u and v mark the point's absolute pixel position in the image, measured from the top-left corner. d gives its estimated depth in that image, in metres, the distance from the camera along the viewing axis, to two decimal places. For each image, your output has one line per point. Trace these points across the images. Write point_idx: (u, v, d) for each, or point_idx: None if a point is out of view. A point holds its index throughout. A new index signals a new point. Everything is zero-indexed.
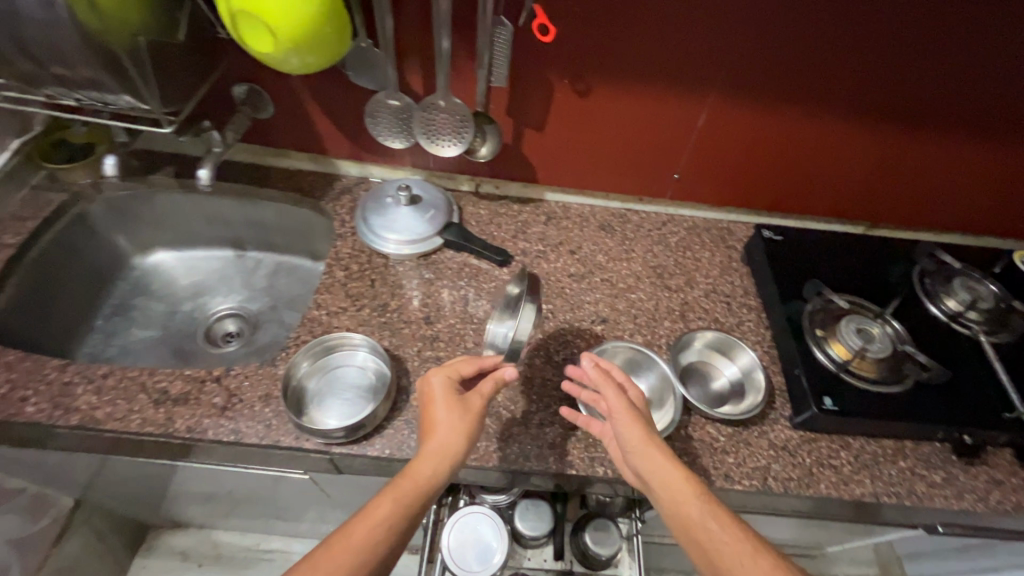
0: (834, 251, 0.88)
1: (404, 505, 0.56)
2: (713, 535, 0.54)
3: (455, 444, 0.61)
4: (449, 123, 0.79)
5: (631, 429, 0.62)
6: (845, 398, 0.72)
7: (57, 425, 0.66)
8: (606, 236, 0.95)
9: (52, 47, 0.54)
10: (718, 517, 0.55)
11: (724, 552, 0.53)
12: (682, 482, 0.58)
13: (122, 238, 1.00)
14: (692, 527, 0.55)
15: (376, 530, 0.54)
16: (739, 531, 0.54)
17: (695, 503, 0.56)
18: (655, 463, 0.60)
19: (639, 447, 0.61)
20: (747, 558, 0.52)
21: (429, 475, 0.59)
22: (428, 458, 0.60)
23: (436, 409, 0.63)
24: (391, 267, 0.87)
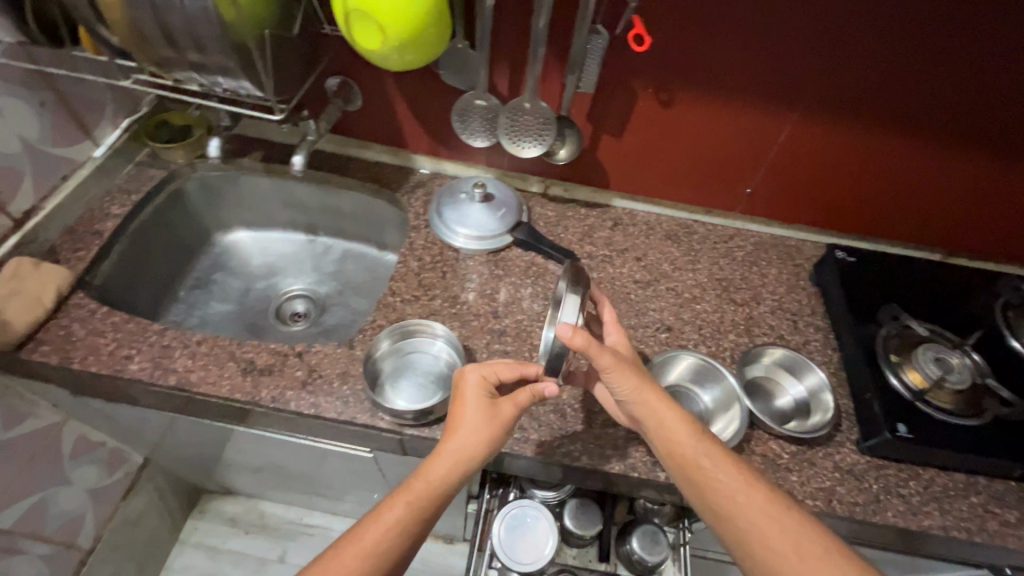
0: (910, 277, 0.86)
1: (422, 505, 0.57)
2: (709, 474, 0.59)
3: (472, 456, 0.60)
4: (532, 125, 0.81)
5: (624, 377, 0.62)
6: (919, 427, 0.70)
7: (157, 384, 0.72)
8: (672, 245, 0.96)
9: (192, 35, 0.59)
10: (711, 456, 0.60)
11: (720, 490, 0.58)
12: (677, 422, 0.62)
13: (209, 216, 1.06)
14: (688, 466, 0.60)
15: (389, 533, 0.56)
16: (733, 469, 0.59)
17: (691, 443, 0.61)
18: (653, 407, 0.62)
19: (636, 391, 0.63)
20: (742, 494, 0.57)
21: (442, 477, 0.58)
22: (446, 463, 0.59)
23: (463, 409, 0.62)
24: (462, 261, 0.90)
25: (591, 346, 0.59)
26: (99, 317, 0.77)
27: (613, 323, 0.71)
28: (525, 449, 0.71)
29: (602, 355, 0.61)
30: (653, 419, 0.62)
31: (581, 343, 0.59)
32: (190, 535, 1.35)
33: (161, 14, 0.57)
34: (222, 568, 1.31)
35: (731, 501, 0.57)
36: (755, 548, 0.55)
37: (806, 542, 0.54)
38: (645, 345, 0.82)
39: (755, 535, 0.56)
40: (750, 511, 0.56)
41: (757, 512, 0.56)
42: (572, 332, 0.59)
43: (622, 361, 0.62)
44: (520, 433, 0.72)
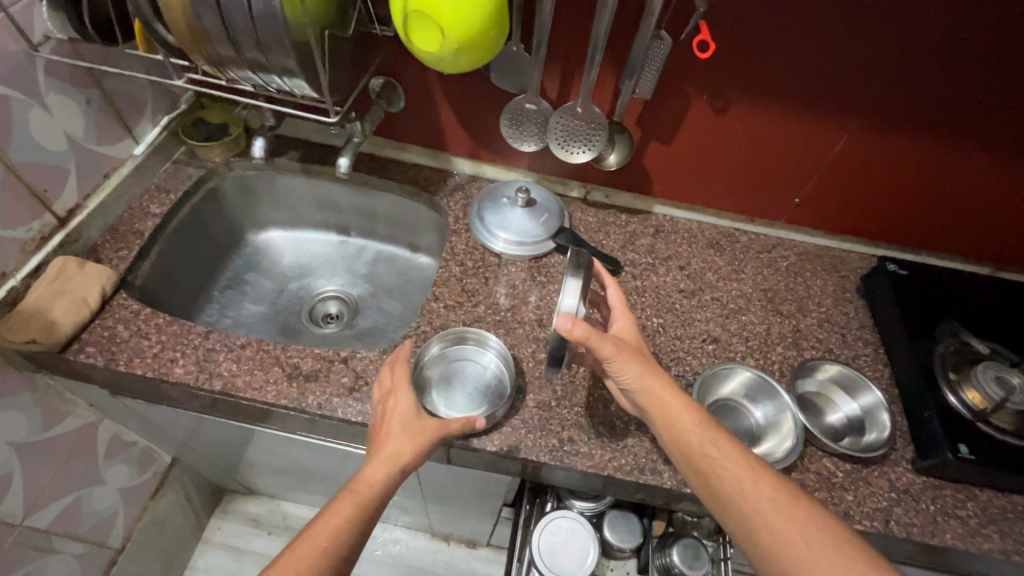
0: (964, 291, 0.84)
1: (366, 505, 0.57)
2: (714, 461, 0.57)
3: (406, 459, 0.61)
4: (582, 130, 0.80)
5: (625, 364, 0.60)
6: (981, 447, 0.68)
7: (202, 388, 0.71)
8: (715, 254, 0.94)
9: (254, 35, 0.58)
10: (716, 443, 0.58)
11: (725, 478, 0.56)
12: (681, 408, 0.59)
13: (244, 215, 1.05)
14: (694, 455, 0.57)
15: (336, 535, 0.55)
16: (739, 457, 0.57)
17: (696, 430, 0.58)
18: (657, 395, 0.60)
19: (640, 379, 0.60)
20: (748, 481, 0.55)
21: (379, 479, 0.59)
22: (381, 469, 0.60)
23: (394, 416, 0.64)
24: (503, 267, 0.89)
25: (591, 337, 0.57)
26: (143, 318, 0.76)
27: (621, 307, 0.68)
28: (574, 461, 0.69)
29: (601, 345, 0.59)
30: (657, 406, 0.60)
31: (580, 335, 0.57)
32: (214, 535, 1.34)
33: (227, 13, 0.56)
34: (245, 569, 1.30)
35: (737, 488, 0.55)
36: (761, 538, 0.53)
37: (813, 534, 0.52)
38: (693, 357, 0.80)
39: (762, 522, 0.53)
40: (755, 498, 0.54)
41: (764, 501, 0.54)
42: (570, 324, 0.56)
43: (623, 348, 0.60)
44: (570, 445, 0.71)
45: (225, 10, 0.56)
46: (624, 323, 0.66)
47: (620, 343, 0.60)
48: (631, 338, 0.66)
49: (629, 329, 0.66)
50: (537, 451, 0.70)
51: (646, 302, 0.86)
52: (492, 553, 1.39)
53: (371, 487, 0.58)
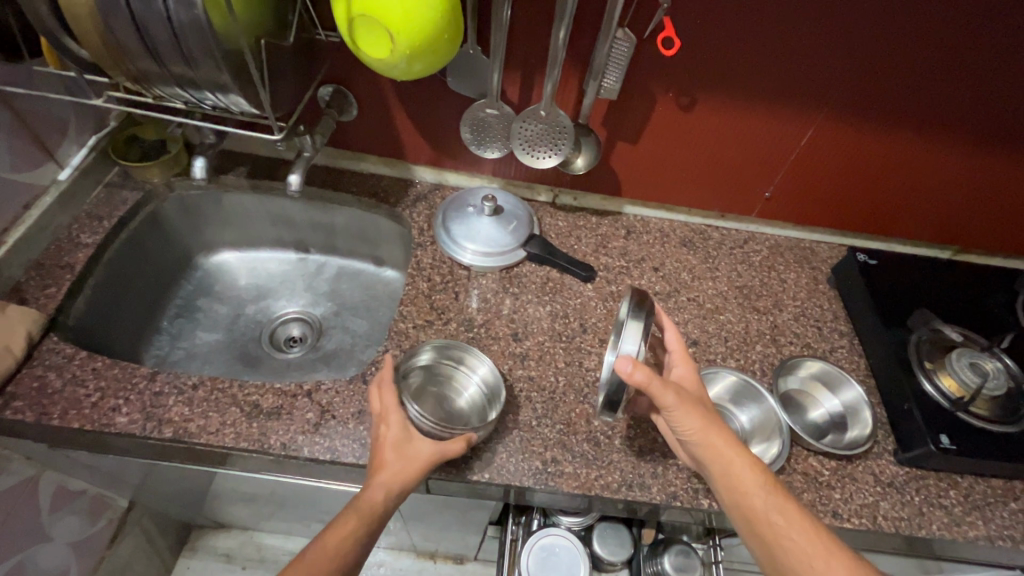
0: (932, 277, 0.85)
1: (367, 527, 0.56)
2: (780, 531, 0.54)
3: (403, 480, 0.58)
4: (547, 134, 0.77)
5: (688, 416, 0.58)
6: (960, 436, 0.69)
7: (150, 437, 0.65)
8: (688, 253, 0.92)
9: (178, 49, 0.52)
10: (781, 510, 0.55)
11: (790, 550, 0.53)
12: (746, 471, 0.57)
13: (189, 238, 0.97)
14: (756, 520, 0.55)
15: (334, 559, 0.54)
16: (807, 526, 0.54)
17: (759, 493, 0.56)
18: (720, 450, 0.58)
19: (699, 434, 0.58)
20: (818, 560, 0.52)
21: (377, 502, 0.57)
22: (378, 489, 0.57)
23: (388, 432, 0.60)
24: (474, 280, 0.85)
25: (653, 383, 0.56)
26: (79, 364, 0.69)
27: (680, 352, 0.65)
28: (560, 483, 0.66)
29: (663, 395, 0.57)
30: (719, 465, 0.58)
31: (642, 380, 0.55)
32: None
33: (143, 24, 0.50)
34: None
35: (805, 564, 0.52)
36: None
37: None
38: None
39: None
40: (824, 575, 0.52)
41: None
42: (632, 368, 0.55)
43: (685, 399, 0.58)
44: (554, 466, 0.68)
45: (142, 20, 0.50)
46: (685, 370, 0.63)
47: (683, 393, 0.58)
48: (693, 387, 0.63)
49: (690, 379, 0.63)
50: (520, 476, 0.66)
51: None
52: (478, 566, 1.35)
53: (370, 508, 0.56)
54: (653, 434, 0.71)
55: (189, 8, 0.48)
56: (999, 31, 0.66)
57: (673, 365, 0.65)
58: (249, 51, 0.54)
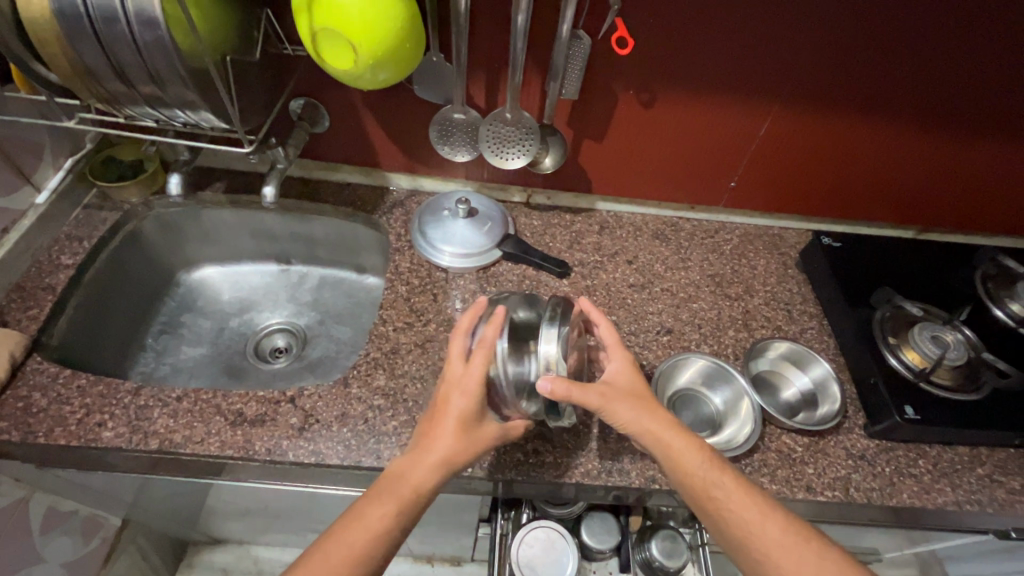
0: (894, 257, 0.88)
1: (411, 508, 0.55)
2: (722, 503, 0.57)
3: (461, 460, 0.58)
4: (514, 136, 0.79)
5: (618, 409, 0.60)
6: (925, 406, 0.71)
7: (137, 450, 0.66)
8: (661, 245, 0.95)
9: (145, 70, 0.54)
10: (721, 484, 0.58)
11: (730, 519, 0.56)
12: (684, 450, 0.59)
13: (171, 255, 0.98)
14: (698, 495, 0.58)
15: (371, 545, 0.53)
16: (745, 496, 0.57)
17: (698, 470, 0.58)
18: (656, 433, 0.60)
19: (634, 421, 0.60)
20: (755, 526, 0.55)
21: (432, 481, 0.57)
22: (433, 469, 0.57)
23: (452, 407, 0.59)
24: (451, 281, 0.87)
25: (572, 394, 0.58)
26: (63, 382, 0.70)
27: (615, 346, 0.66)
28: (541, 473, 0.68)
29: (587, 398, 0.59)
30: (659, 447, 0.60)
31: (562, 395, 0.57)
32: None
33: (109, 47, 0.52)
34: None
35: (743, 532, 0.55)
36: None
37: (805, 561, 0.54)
38: (649, 350, 0.80)
39: (770, 562, 0.54)
40: (762, 539, 0.55)
41: (773, 542, 0.54)
42: (549, 385, 0.57)
43: (611, 395, 0.61)
44: (535, 457, 0.69)
45: (108, 45, 0.51)
46: (620, 363, 0.65)
47: (609, 390, 0.61)
48: (624, 381, 0.64)
49: (620, 374, 0.64)
50: (502, 468, 0.68)
51: (598, 301, 0.86)
52: (476, 567, 1.36)
53: (424, 488, 0.56)
54: None
55: (153, 30, 0.50)
56: (940, 18, 0.69)
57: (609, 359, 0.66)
58: (214, 68, 0.56)
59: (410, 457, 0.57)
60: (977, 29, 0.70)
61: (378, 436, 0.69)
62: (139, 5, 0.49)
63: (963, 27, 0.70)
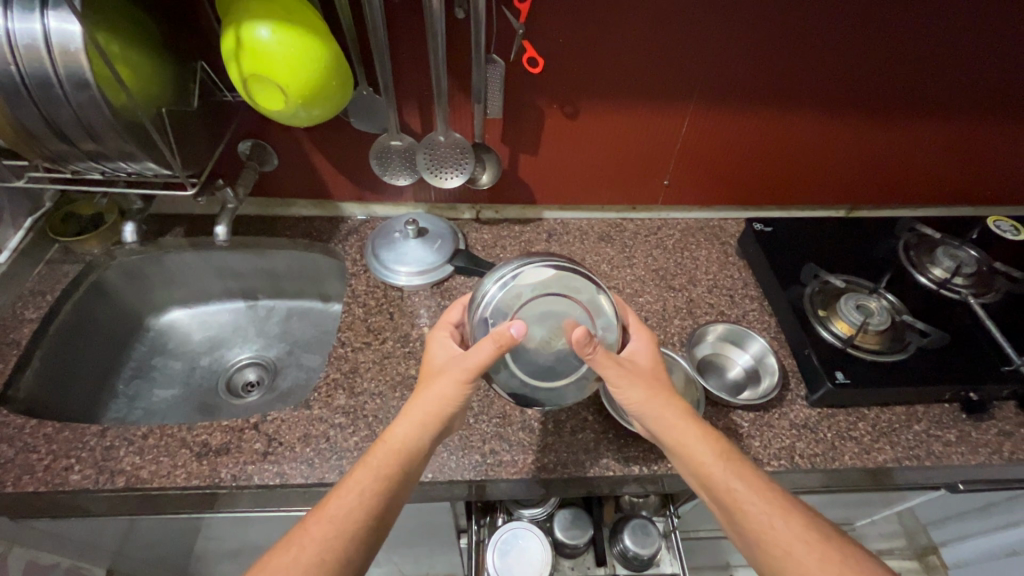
0: (821, 236, 0.93)
1: (387, 458, 0.58)
2: (740, 496, 0.56)
3: (431, 408, 0.61)
4: (451, 156, 0.86)
5: (634, 387, 0.61)
6: (855, 370, 0.75)
7: (104, 489, 0.68)
8: (606, 246, 1.00)
9: (83, 127, 0.58)
10: (740, 477, 0.58)
11: (750, 513, 0.56)
12: (700, 443, 0.60)
13: (136, 301, 1.01)
14: (716, 488, 0.58)
15: (345, 505, 0.55)
16: (764, 491, 0.57)
17: (715, 462, 0.59)
18: (671, 424, 0.61)
19: (650, 402, 0.61)
20: (778, 519, 0.55)
21: (404, 438, 0.60)
22: (404, 420, 0.61)
23: (428, 375, 0.64)
24: (407, 299, 0.90)
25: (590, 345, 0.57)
26: (30, 432, 0.72)
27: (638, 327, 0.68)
28: (499, 471, 0.71)
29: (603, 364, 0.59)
30: (674, 435, 0.60)
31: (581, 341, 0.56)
32: None
33: (47, 108, 0.56)
34: None
35: (767, 526, 0.55)
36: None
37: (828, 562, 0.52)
38: None
39: (789, 563, 0.53)
40: (779, 536, 0.54)
41: (794, 537, 0.54)
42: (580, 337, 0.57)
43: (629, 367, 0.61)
44: (493, 457, 0.72)
45: (45, 107, 0.56)
46: (645, 343, 0.67)
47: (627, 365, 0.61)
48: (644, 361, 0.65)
49: (642, 356, 0.66)
50: (462, 470, 0.71)
51: None
52: None
53: (396, 445, 0.59)
54: (583, 414, 0.77)
55: (85, 91, 0.55)
56: (830, 16, 0.76)
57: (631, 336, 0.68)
58: (148, 119, 0.61)
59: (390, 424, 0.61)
60: (863, 23, 0.76)
61: (340, 452, 0.71)
62: (70, 68, 0.53)
63: (851, 21, 0.76)
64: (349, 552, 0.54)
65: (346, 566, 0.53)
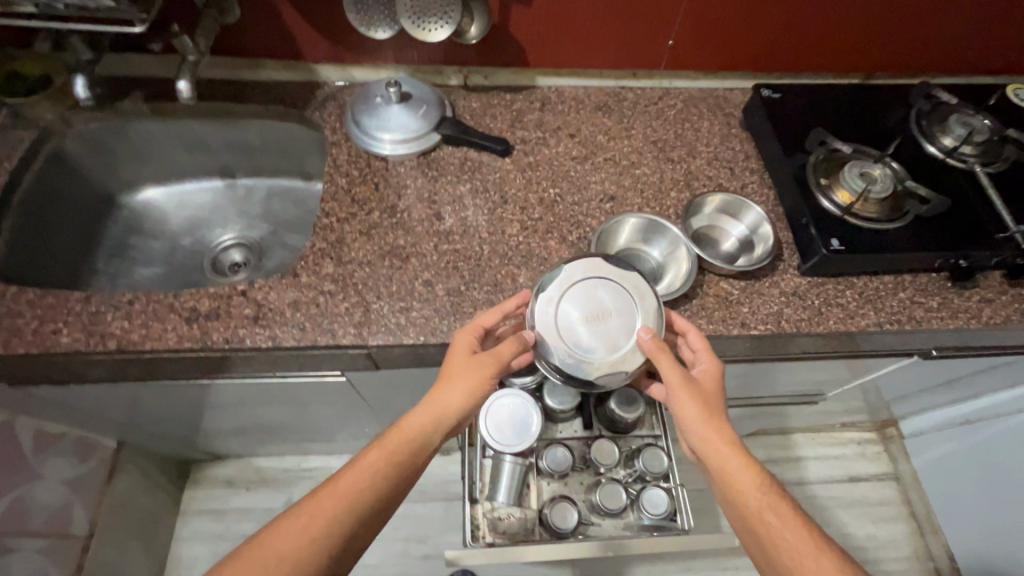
0: (828, 103, 0.88)
1: (399, 452, 0.62)
2: (780, 528, 0.62)
3: (448, 407, 0.64)
4: (433, 3, 0.77)
5: (688, 405, 0.64)
6: (850, 237, 0.75)
7: (97, 351, 0.68)
8: (603, 116, 0.94)
9: None
10: (777, 513, 0.62)
11: (783, 547, 0.61)
12: (742, 475, 0.63)
13: (104, 175, 0.96)
14: (754, 518, 0.63)
15: (351, 489, 0.60)
16: (799, 528, 0.62)
17: (755, 494, 0.63)
18: (719, 450, 0.64)
19: (698, 427, 0.64)
20: (809, 558, 0.60)
21: (419, 428, 0.63)
22: (421, 413, 0.64)
23: (451, 364, 0.66)
24: (392, 169, 0.86)
25: (660, 355, 0.65)
26: (10, 297, 0.70)
27: (703, 349, 0.69)
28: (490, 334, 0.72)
29: (668, 370, 0.65)
30: (717, 462, 0.64)
31: (654, 347, 0.65)
32: (190, 504, 1.35)
33: None
34: (231, 525, 1.33)
35: (798, 562, 0.60)
36: None
37: None
38: (592, 217, 0.82)
39: None
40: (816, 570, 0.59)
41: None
42: (649, 335, 0.65)
43: (687, 386, 0.65)
44: None
45: None
46: (710, 365, 0.67)
47: (687, 383, 0.65)
48: (709, 384, 0.66)
49: (706, 380, 0.67)
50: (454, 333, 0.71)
51: (541, 176, 0.86)
52: None
53: (409, 436, 0.63)
54: None
55: None
56: None
57: (698, 361, 0.68)
58: None
59: (407, 412, 0.65)
60: None
61: (332, 317, 0.71)
62: None
63: None
64: (350, 527, 0.59)
65: (349, 539, 0.59)
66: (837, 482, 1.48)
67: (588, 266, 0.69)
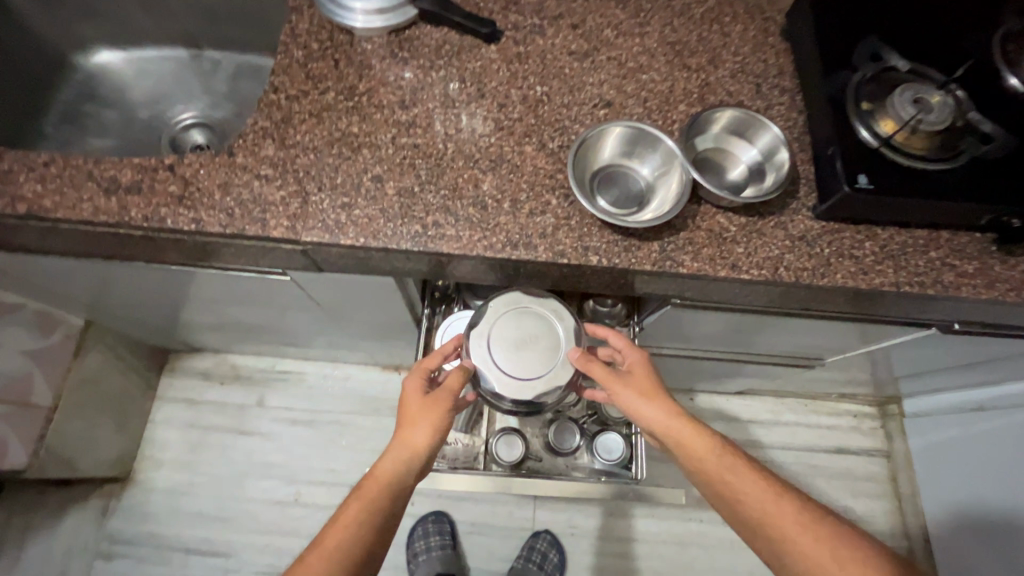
0: (892, 11, 0.71)
1: (379, 499, 0.59)
2: (741, 490, 0.60)
3: (418, 445, 0.61)
4: None
5: (622, 392, 0.64)
6: (883, 176, 0.62)
7: (7, 214, 0.62)
8: (616, 7, 0.78)
9: None
10: (734, 470, 0.61)
11: (747, 501, 0.59)
12: (694, 440, 0.61)
13: (51, 28, 0.86)
14: (714, 481, 0.61)
15: (339, 549, 0.55)
16: (758, 480, 0.60)
17: (710, 457, 0.61)
18: (665, 424, 0.62)
19: (641, 410, 0.63)
20: (771, 504, 0.58)
21: (393, 471, 0.60)
22: (390, 455, 0.61)
23: (410, 408, 0.63)
24: (357, 45, 0.74)
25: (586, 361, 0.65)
26: None
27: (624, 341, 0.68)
28: (439, 245, 0.63)
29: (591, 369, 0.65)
30: (669, 434, 0.62)
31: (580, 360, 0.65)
32: (167, 391, 1.37)
33: None
34: (205, 416, 1.35)
35: (762, 513, 0.58)
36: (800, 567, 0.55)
37: (836, 553, 0.55)
38: (579, 124, 0.70)
39: (802, 558, 0.55)
40: (781, 520, 0.58)
41: (789, 522, 0.57)
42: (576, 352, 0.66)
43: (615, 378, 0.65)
44: (435, 230, 0.63)
45: None
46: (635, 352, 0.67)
47: (615, 375, 0.65)
48: (640, 368, 0.66)
49: (635, 364, 0.66)
50: (398, 240, 0.63)
51: (529, 70, 0.73)
52: None
53: (385, 481, 0.59)
54: (547, 198, 0.66)
55: None
56: None
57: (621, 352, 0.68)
58: None
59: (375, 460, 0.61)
60: None
61: (264, 206, 0.63)
62: None
63: None
64: None
65: None
66: (823, 452, 1.41)
67: (504, 298, 0.69)
